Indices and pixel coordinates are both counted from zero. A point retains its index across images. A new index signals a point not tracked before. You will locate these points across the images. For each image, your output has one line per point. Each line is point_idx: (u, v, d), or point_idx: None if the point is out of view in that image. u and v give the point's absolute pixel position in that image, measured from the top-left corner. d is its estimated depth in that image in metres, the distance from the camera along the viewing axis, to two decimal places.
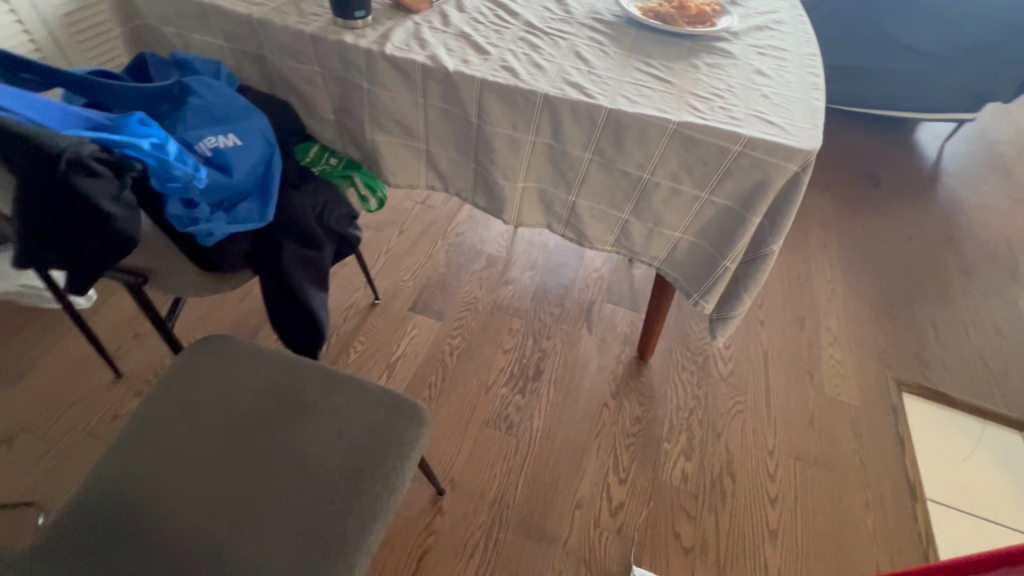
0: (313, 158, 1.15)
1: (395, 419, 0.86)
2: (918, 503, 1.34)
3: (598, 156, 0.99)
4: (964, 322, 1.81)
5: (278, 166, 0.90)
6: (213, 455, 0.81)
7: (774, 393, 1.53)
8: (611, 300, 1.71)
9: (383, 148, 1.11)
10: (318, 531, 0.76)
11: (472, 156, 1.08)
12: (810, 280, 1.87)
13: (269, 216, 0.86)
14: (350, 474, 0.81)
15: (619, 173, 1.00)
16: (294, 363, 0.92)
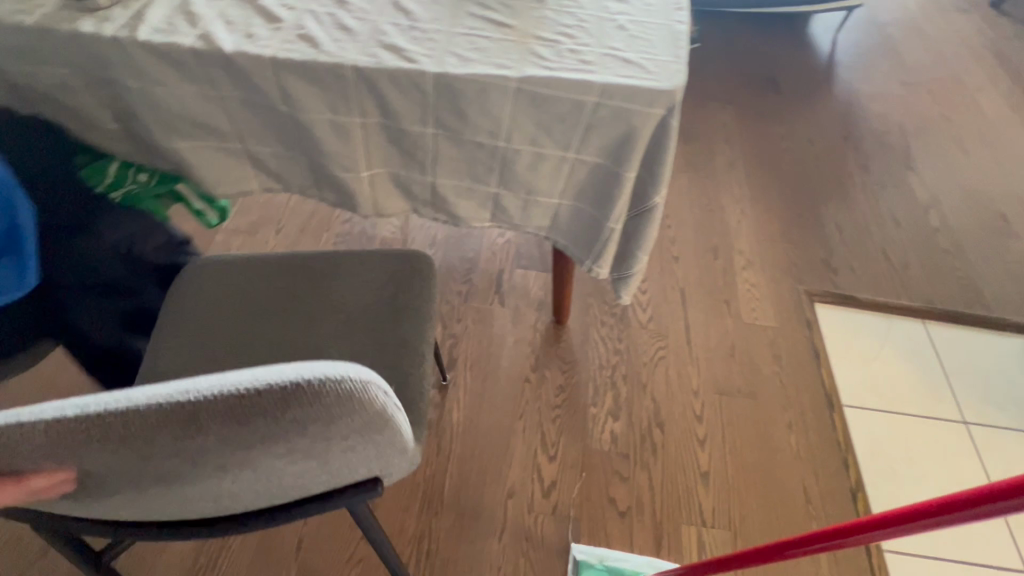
0: (115, 177, 0.94)
1: (412, 271, 0.92)
2: (836, 411, 1.38)
3: (441, 129, 0.84)
4: (866, 218, 1.83)
5: (26, 219, 0.74)
6: (251, 347, 0.84)
7: (694, 330, 1.51)
8: (521, 265, 1.60)
9: (191, 155, 0.89)
10: (377, 355, 0.83)
11: (300, 149, 0.89)
12: (720, 203, 1.83)
13: (27, 288, 0.73)
14: (381, 314, 0.89)
15: (472, 148, 0.86)
16: (281, 255, 0.95)
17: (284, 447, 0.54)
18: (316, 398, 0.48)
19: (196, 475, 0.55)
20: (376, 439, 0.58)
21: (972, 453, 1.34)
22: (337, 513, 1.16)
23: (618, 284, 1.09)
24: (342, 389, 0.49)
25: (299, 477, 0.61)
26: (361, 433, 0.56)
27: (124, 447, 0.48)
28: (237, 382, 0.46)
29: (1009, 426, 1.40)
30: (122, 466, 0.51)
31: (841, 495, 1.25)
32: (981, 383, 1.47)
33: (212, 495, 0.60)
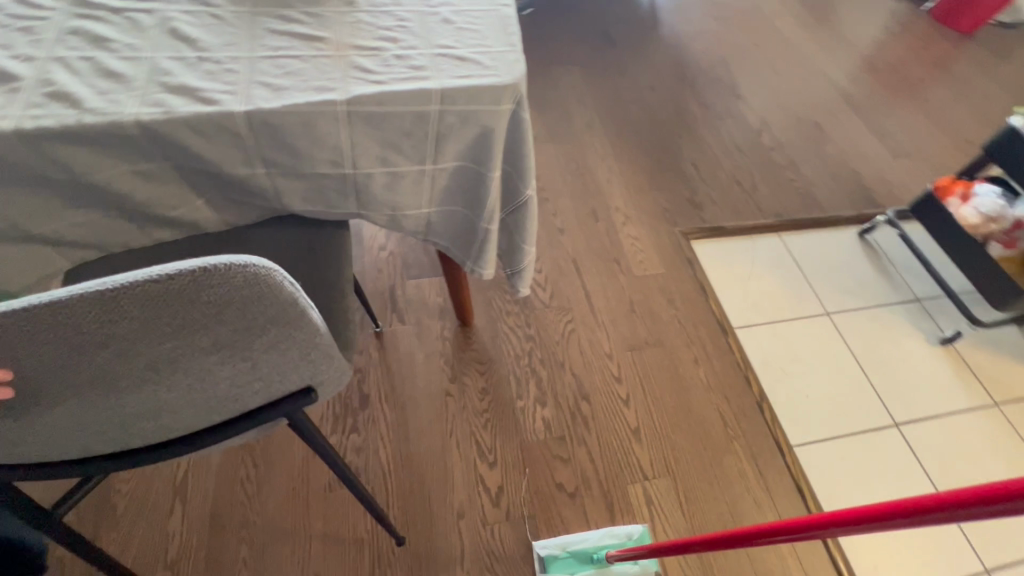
0: None
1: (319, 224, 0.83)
2: (730, 336, 1.51)
3: (274, 167, 0.72)
4: (714, 151, 1.99)
5: None
6: None
7: (594, 295, 1.54)
8: (411, 275, 1.52)
9: None
10: None
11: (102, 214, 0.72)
12: (587, 166, 1.87)
13: None
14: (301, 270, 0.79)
15: (316, 181, 0.76)
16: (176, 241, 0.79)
17: (210, 341, 0.54)
18: (233, 286, 0.49)
19: (131, 377, 0.55)
20: (296, 332, 0.60)
21: (837, 337, 1.55)
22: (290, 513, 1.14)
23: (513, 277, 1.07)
24: (253, 275, 0.49)
25: (231, 381, 0.62)
26: (284, 324, 0.57)
27: (45, 346, 0.47)
28: (143, 271, 0.45)
29: (860, 306, 1.63)
30: (52, 373, 0.50)
31: (751, 409, 1.38)
32: (832, 275, 1.70)
33: (150, 406, 0.60)
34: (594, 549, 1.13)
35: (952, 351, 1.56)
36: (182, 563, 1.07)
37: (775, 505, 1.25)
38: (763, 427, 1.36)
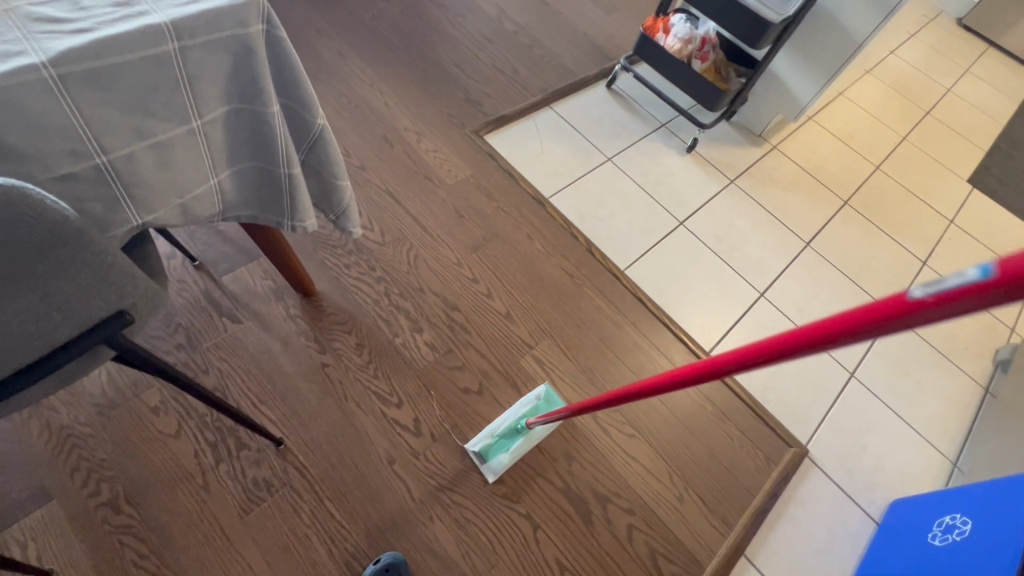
0: None
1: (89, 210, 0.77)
2: (547, 205, 1.68)
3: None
4: (470, 47, 2.04)
5: None
6: None
7: (421, 216, 1.56)
8: (222, 271, 1.34)
9: None
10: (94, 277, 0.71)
11: None
12: (358, 96, 1.78)
13: None
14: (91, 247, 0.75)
15: (69, 195, 0.61)
16: None
17: None
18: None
19: None
20: (96, 267, 0.56)
21: (622, 175, 1.85)
22: (187, 516, 1.05)
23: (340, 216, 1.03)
24: (11, 199, 0.43)
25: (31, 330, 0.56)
26: (76, 249, 0.52)
27: None
28: None
29: (628, 145, 1.94)
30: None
31: (585, 257, 1.60)
32: (601, 126, 1.97)
33: None
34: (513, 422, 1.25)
35: (696, 155, 1.99)
36: None
37: (628, 319, 1.52)
38: (598, 266, 1.60)
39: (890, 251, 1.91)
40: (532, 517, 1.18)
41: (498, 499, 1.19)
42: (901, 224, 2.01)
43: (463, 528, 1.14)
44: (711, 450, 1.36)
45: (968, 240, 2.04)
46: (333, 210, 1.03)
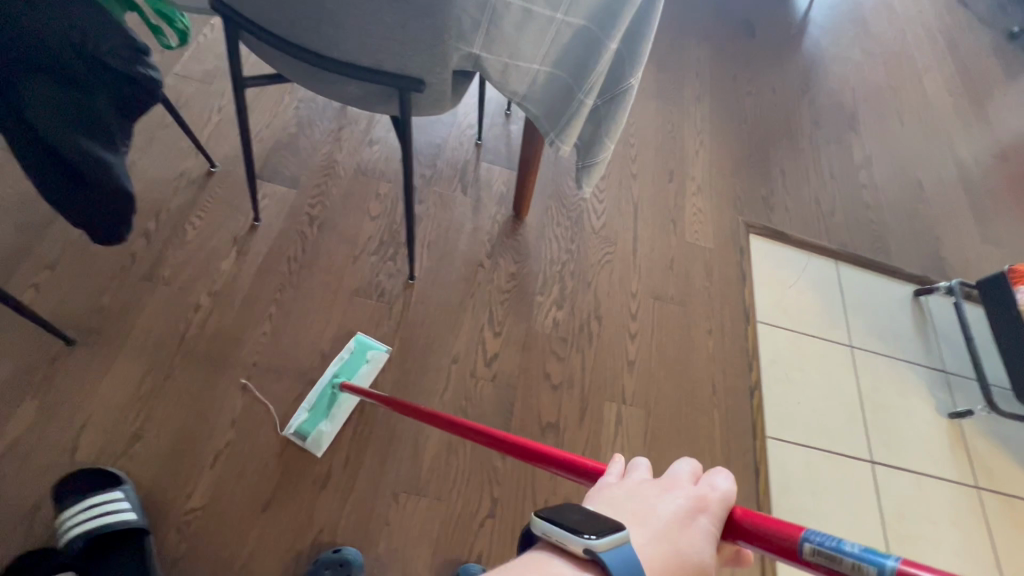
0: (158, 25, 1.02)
1: None
2: (750, 325, 1.56)
3: None
4: (807, 167, 1.98)
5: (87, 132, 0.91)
6: None
7: (640, 241, 1.61)
8: (487, 159, 1.61)
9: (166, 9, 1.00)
10: None
11: None
12: (681, 132, 1.91)
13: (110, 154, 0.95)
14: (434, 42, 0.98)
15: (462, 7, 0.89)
16: None
17: None
18: None
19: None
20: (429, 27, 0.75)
21: (850, 368, 1.58)
22: (332, 262, 1.34)
23: (581, 172, 1.13)
24: None
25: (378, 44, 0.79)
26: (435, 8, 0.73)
27: None
28: None
29: (884, 353, 1.64)
30: None
31: (741, 391, 1.44)
32: (871, 316, 1.70)
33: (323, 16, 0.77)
34: (336, 377, 1.17)
35: (955, 425, 1.56)
36: (225, 296, 1.24)
37: (727, 471, 1.32)
38: (746, 410, 1.41)
39: None
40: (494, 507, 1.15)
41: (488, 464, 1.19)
42: None
43: (447, 452, 1.16)
44: None
45: None
46: (582, 164, 1.14)
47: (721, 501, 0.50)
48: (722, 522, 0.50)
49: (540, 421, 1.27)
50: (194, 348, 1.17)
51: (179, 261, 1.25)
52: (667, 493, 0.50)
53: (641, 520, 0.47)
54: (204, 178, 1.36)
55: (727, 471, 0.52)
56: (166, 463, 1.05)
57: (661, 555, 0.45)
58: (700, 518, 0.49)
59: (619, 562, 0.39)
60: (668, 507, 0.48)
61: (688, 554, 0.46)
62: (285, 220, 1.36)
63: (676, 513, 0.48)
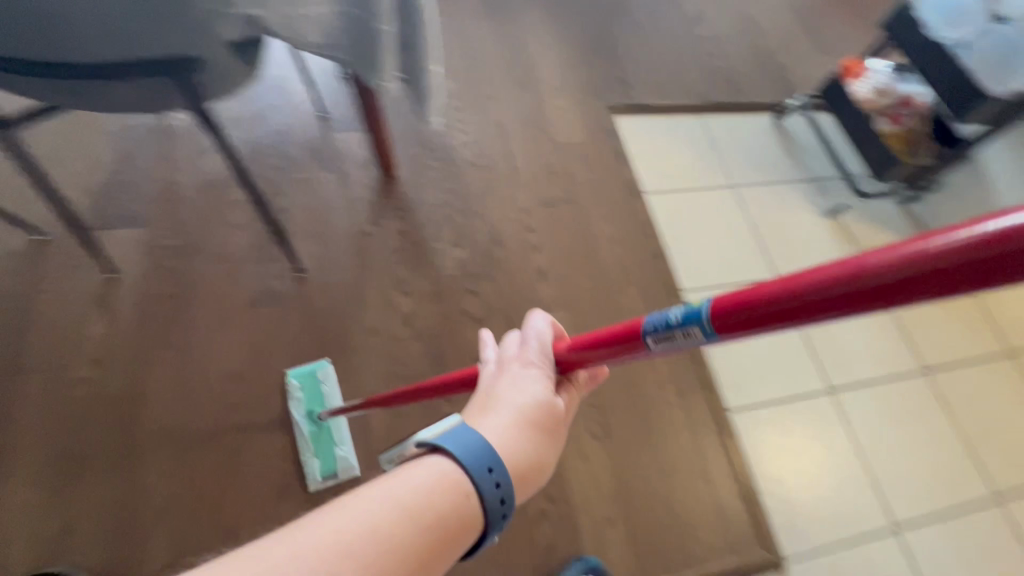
0: None
1: None
2: (638, 198, 1.63)
3: None
4: (649, 35, 2.02)
5: None
6: None
7: (515, 158, 1.62)
8: (337, 128, 1.54)
9: None
10: None
11: None
12: (521, 40, 1.89)
13: None
14: None
15: None
16: None
17: None
18: None
19: None
20: None
21: (738, 206, 1.69)
22: (212, 284, 1.26)
23: (419, 104, 1.15)
24: None
25: None
26: None
27: None
28: None
29: (762, 181, 1.76)
30: None
31: (648, 260, 1.52)
32: (743, 152, 1.81)
33: None
34: (311, 411, 1.14)
35: (837, 222, 1.72)
36: (108, 358, 1.15)
37: None
38: (657, 275, 1.50)
39: None
40: None
41: (439, 414, 1.21)
42: None
43: (393, 420, 1.18)
44: (669, 495, 1.21)
45: None
46: (414, 96, 1.15)
47: (543, 344, 0.64)
48: (550, 362, 0.63)
49: (475, 357, 1.29)
50: (94, 420, 1.09)
51: (43, 342, 1.14)
52: (513, 361, 0.62)
53: (486, 409, 0.57)
54: (34, 248, 1.23)
55: (541, 317, 0.66)
56: (184, 513, 1.05)
57: (515, 415, 0.56)
58: (535, 372, 0.61)
59: (450, 440, 0.48)
60: (513, 369, 0.61)
61: (528, 405, 0.57)
62: (145, 261, 1.26)
63: (512, 381, 0.59)
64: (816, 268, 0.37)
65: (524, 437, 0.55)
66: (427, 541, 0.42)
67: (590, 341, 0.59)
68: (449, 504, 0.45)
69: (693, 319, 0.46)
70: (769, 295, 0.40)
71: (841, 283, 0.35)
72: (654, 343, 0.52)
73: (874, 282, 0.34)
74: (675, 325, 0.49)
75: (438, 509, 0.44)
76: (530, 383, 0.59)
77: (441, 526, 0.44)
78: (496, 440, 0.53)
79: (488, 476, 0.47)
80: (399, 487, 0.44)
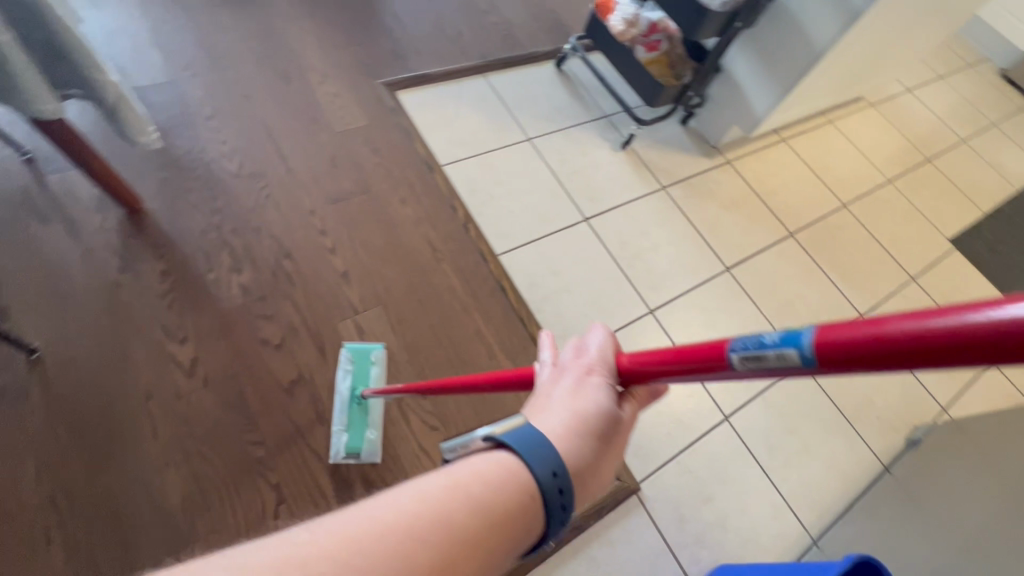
0: None
1: None
2: (436, 172, 1.57)
3: None
4: (417, 2, 1.94)
5: None
6: None
7: (291, 159, 1.47)
8: (51, 168, 1.27)
9: None
10: None
11: None
12: (275, 28, 1.71)
13: None
14: None
15: None
16: None
17: None
18: None
19: None
20: None
21: (537, 158, 1.70)
22: None
23: (121, 125, 0.99)
24: None
25: None
26: None
27: None
28: None
29: (556, 129, 1.79)
30: None
31: (458, 232, 1.48)
32: (533, 104, 1.82)
33: None
34: (355, 389, 1.16)
35: (630, 153, 1.81)
36: None
37: (479, 306, 1.38)
38: (470, 246, 1.46)
39: (825, 296, 1.70)
40: (282, 493, 1.06)
41: (250, 462, 1.07)
42: (848, 272, 1.79)
43: (195, 487, 1.03)
44: None
45: (926, 301, 1.81)
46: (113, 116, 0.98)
47: (605, 355, 0.51)
48: (615, 372, 0.51)
49: (283, 386, 1.16)
50: None
51: None
52: (568, 366, 0.51)
53: (543, 410, 0.46)
54: None
55: (604, 326, 0.53)
56: None
57: (570, 424, 0.45)
58: (592, 379, 0.49)
59: (520, 439, 0.40)
60: (571, 375, 0.49)
61: (589, 414, 0.46)
62: None
63: (570, 386, 0.48)
64: (918, 316, 0.27)
65: (585, 453, 0.44)
66: (476, 545, 0.35)
67: (665, 357, 0.45)
68: (503, 497, 0.37)
69: (794, 344, 0.32)
70: (854, 334, 0.29)
71: (942, 334, 0.25)
72: (739, 367, 0.37)
73: (983, 341, 0.24)
74: (764, 350, 0.34)
75: (505, 501, 0.37)
76: (587, 392, 0.48)
77: (493, 526, 0.36)
78: (558, 446, 0.43)
79: (552, 481, 0.39)
80: (428, 478, 0.37)
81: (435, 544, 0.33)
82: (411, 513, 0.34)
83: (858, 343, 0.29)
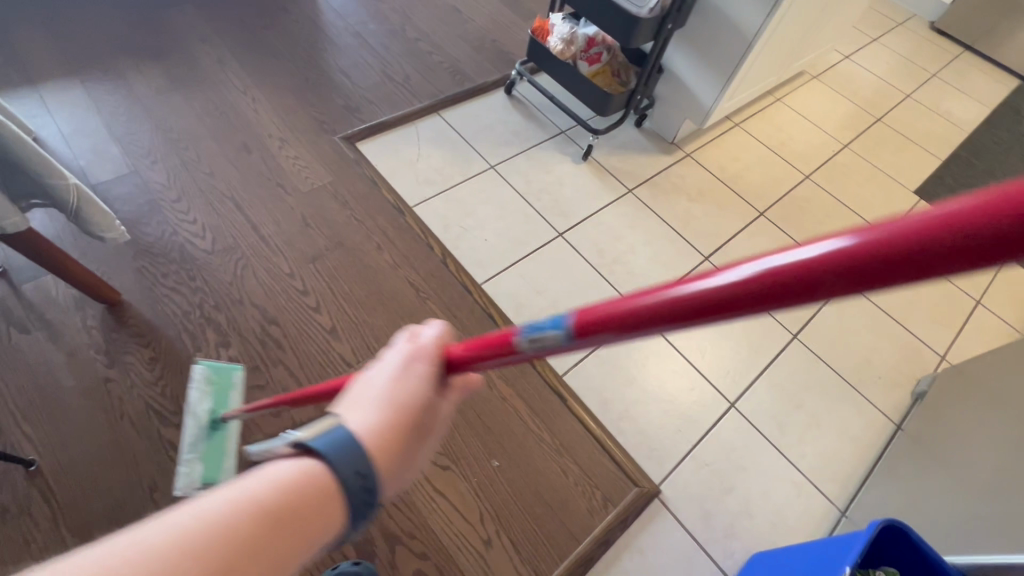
0: None
1: None
2: (407, 214, 1.59)
3: None
4: (362, 54, 1.99)
5: None
6: None
7: (262, 226, 1.49)
8: (25, 277, 1.28)
9: None
10: None
11: None
12: (228, 102, 1.75)
13: None
14: None
15: None
16: None
17: None
18: None
19: None
20: None
21: (502, 182, 1.74)
22: None
23: (87, 223, 1.02)
24: None
25: None
26: None
27: None
28: None
29: (516, 152, 1.83)
30: None
31: (437, 268, 1.49)
32: (490, 132, 1.87)
33: None
34: (214, 412, 1.12)
35: (592, 163, 1.85)
36: None
37: (470, 337, 1.38)
38: (451, 280, 1.48)
39: None
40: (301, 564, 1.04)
41: None
42: None
43: None
44: (535, 484, 1.20)
45: None
46: (78, 217, 1.01)
47: (431, 344, 0.53)
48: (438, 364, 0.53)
49: None
50: None
51: None
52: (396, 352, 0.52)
53: (356, 404, 0.46)
54: None
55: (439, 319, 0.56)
56: None
57: (384, 415, 0.46)
58: (414, 369, 0.50)
59: (330, 443, 0.40)
60: (396, 365, 0.50)
61: (405, 402, 0.47)
62: None
63: (394, 376, 0.49)
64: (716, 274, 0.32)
65: (393, 446, 0.45)
66: (259, 548, 0.35)
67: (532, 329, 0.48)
68: (301, 501, 0.38)
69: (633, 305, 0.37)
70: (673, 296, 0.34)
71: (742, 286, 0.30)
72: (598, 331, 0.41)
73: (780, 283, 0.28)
74: (546, 331, 0.46)
75: (297, 505, 0.38)
76: (407, 380, 0.49)
77: (281, 531, 0.37)
78: (366, 439, 0.43)
79: (356, 479, 0.40)
80: (213, 493, 0.36)
81: (209, 556, 0.33)
82: (189, 522, 0.34)
83: (680, 300, 0.34)
